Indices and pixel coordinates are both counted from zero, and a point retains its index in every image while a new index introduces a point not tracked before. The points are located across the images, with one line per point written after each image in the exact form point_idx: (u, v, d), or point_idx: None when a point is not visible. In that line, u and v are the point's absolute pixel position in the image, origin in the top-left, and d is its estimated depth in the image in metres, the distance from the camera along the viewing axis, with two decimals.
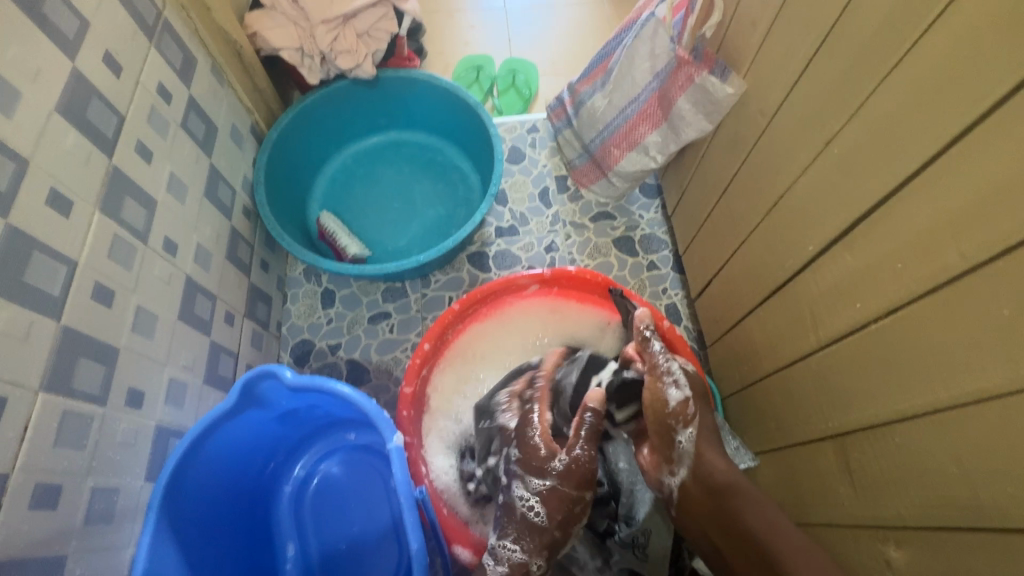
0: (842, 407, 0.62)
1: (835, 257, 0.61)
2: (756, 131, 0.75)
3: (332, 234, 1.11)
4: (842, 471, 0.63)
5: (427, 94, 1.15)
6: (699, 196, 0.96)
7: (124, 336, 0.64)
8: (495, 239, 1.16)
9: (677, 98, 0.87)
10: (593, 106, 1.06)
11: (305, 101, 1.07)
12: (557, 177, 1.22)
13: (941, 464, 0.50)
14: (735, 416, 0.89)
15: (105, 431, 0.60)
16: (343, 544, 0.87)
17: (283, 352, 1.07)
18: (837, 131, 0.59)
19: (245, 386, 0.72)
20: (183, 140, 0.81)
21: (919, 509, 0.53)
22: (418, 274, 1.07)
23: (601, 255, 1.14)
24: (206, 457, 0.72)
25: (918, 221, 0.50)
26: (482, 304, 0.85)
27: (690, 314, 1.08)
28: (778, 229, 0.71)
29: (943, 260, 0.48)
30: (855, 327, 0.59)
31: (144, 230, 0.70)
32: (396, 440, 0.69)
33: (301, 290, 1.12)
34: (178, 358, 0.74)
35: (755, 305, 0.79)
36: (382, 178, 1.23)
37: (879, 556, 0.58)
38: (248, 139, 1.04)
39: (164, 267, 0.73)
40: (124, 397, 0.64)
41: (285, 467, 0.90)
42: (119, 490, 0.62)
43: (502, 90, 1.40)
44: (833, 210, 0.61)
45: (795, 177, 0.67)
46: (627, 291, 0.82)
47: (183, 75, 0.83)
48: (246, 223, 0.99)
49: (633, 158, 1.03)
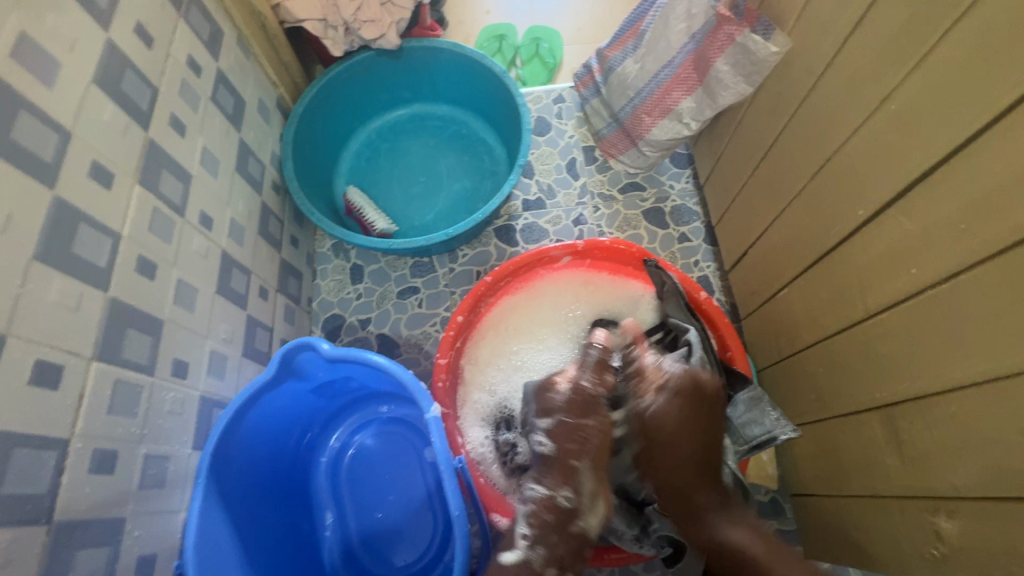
0: (889, 376, 0.61)
1: (889, 221, 0.58)
2: (801, 93, 0.72)
3: (360, 209, 1.11)
4: (889, 442, 0.62)
5: (452, 64, 1.13)
6: (735, 164, 0.93)
7: (168, 308, 0.66)
8: (522, 212, 1.15)
9: (715, 59, 0.84)
10: (624, 71, 1.03)
11: (331, 74, 1.07)
12: (585, 148, 1.19)
13: (999, 431, 0.49)
14: (772, 389, 0.87)
15: (154, 399, 0.61)
16: (381, 513, 0.90)
17: (315, 326, 1.08)
18: (894, 87, 0.56)
19: (283, 358, 0.73)
20: (213, 114, 0.81)
21: (976, 478, 0.52)
22: (445, 248, 1.07)
23: (631, 227, 1.12)
24: (249, 426, 0.74)
25: (985, 180, 0.47)
26: (515, 277, 0.85)
27: (723, 286, 1.06)
28: (824, 195, 0.69)
29: (1013, 220, 0.45)
30: (908, 294, 0.57)
31: (181, 204, 0.71)
32: (434, 410, 0.69)
33: (330, 266, 1.12)
34: (217, 331, 0.76)
35: (796, 275, 0.77)
36: (407, 153, 1.22)
37: (928, 527, 0.57)
38: (275, 113, 1.03)
39: (200, 241, 0.74)
40: (170, 367, 0.65)
41: (322, 437, 0.92)
42: (169, 457, 0.64)
43: (526, 59, 1.36)
44: (888, 171, 0.58)
45: (845, 139, 0.64)
46: (662, 261, 0.80)
47: (211, 48, 0.83)
48: (276, 198, 0.99)
49: (666, 126, 1.00)
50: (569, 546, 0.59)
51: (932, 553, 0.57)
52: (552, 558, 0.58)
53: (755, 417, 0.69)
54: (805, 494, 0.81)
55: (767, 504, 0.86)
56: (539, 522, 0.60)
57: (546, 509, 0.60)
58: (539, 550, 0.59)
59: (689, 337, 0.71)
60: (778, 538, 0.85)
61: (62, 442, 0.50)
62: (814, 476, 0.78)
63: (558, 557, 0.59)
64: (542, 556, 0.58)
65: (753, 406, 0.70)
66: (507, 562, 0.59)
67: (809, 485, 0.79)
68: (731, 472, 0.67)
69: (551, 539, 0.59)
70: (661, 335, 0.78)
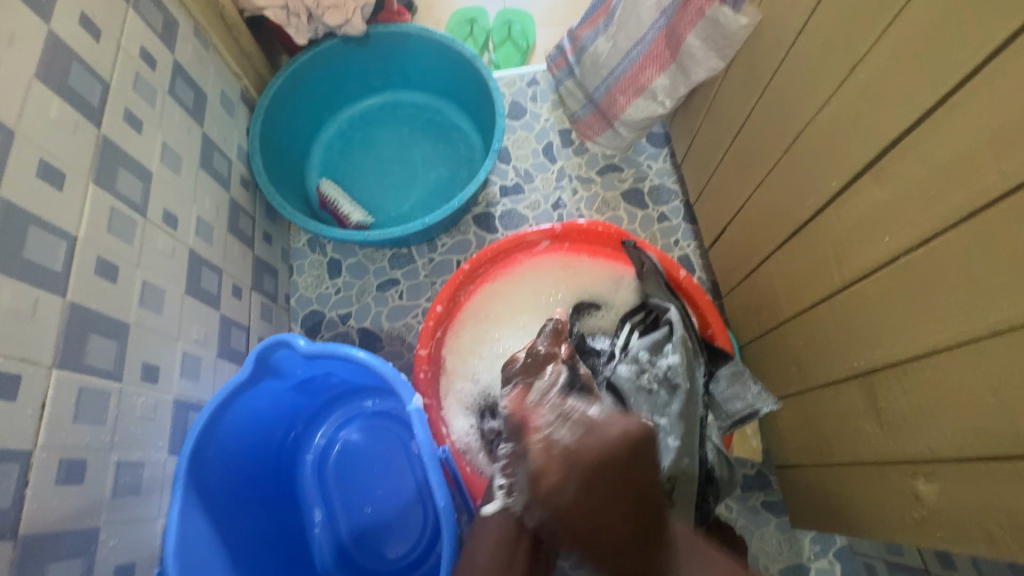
0: (867, 345, 0.61)
1: (862, 190, 0.58)
2: (772, 65, 0.71)
3: (334, 202, 1.09)
4: (867, 409, 0.62)
5: (421, 49, 1.11)
6: (711, 140, 0.93)
7: (133, 311, 0.63)
8: (501, 199, 1.13)
9: (686, 35, 0.83)
10: (596, 50, 1.02)
11: (296, 63, 1.03)
12: (561, 131, 1.18)
13: (974, 393, 0.49)
14: (753, 364, 0.88)
15: (123, 405, 0.60)
16: (370, 508, 0.89)
17: (294, 324, 1.06)
18: (863, 55, 0.55)
19: (259, 356, 0.71)
20: (172, 108, 0.78)
21: (952, 441, 0.52)
22: (423, 238, 1.05)
23: (610, 209, 1.11)
24: (227, 428, 0.72)
25: (954, 144, 0.47)
26: (493, 263, 0.83)
27: (703, 265, 1.06)
28: (798, 167, 0.68)
29: (982, 183, 0.45)
30: (882, 262, 0.57)
31: (142, 202, 0.68)
32: (415, 401, 0.68)
33: (307, 261, 1.10)
34: (189, 333, 0.74)
35: (774, 249, 0.77)
36: (381, 142, 1.19)
37: (907, 490, 0.58)
38: (239, 106, 1.00)
39: (165, 240, 0.72)
40: (140, 371, 0.63)
41: (306, 436, 0.91)
42: (144, 463, 0.62)
43: (498, 43, 1.34)
44: (860, 140, 0.57)
45: (816, 110, 0.64)
46: (640, 241, 0.80)
47: (165, 38, 0.79)
48: (245, 194, 0.97)
49: (641, 105, 0.99)
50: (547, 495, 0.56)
51: (911, 515, 0.58)
52: (529, 504, 0.55)
53: (738, 392, 0.70)
54: (789, 465, 0.82)
55: (753, 477, 0.87)
56: (512, 471, 0.56)
57: (518, 457, 0.56)
58: (515, 496, 0.55)
59: (670, 316, 0.70)
60: (765, 510, 0.86)
61: (25, 454, 0.48)
62: (796, 447, 0.79)
63: (535, 508, 0.56)
64: (519, 503, 0.55)
65: (736, 381, 0.70)
66: (488, 514, 0.57)
67: (793, 455, 0.80)
68: (714, 447, 0.68)
69: (526, 484, 0.56)
70: (642, 316, 0.77)
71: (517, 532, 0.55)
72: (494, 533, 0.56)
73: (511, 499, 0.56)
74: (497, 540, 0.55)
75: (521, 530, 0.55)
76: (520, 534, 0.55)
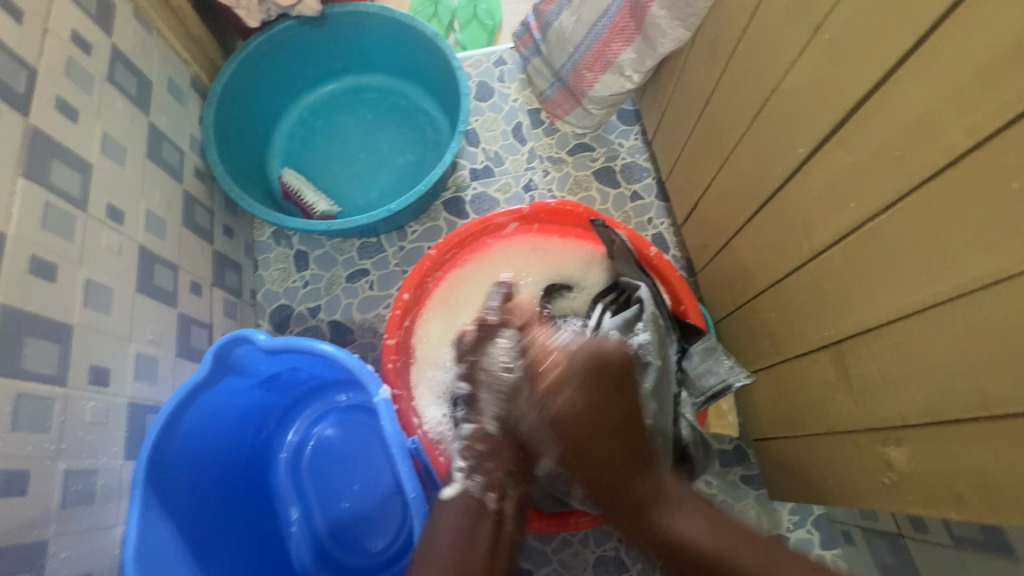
0: (836, 314, 0.60)
1: (828, 156, 0.57)
2: (736, 32, 0.70)
3: (297, 192, 1.05)
4: (839, 379, 0.62)
5: (382, 29, 1.07)
6: (680, 114, 0.91)
7: (76, 312, 0.60)
8: (471, 182, 1.10)
9: (651, 5, 0.81)
10: (560, 26, 0.99)
11: (249, 48, 0.99)
12: (530, 111, 1.15)
13: (940, 357, 0.49)
14: (728, 339, 0.88)
15: (70, 411, 0.56)
16: (348, 503, 0.87)
17: (262, 319, 1.03)
18: (825, 16, 0.54)
19: (217, 354, 0.68)
20: (112, 96, 0.74)
21: (920, 406, 0.52)
22: (392, 226, 1.02)
23: (582, 189, 1.10)
24: (189, 429, 0.69)
25: (916, 103, 0.46)
26: (461, 249, 0.81)
27: (677, 242, 1.05)
28: (765, 137, 0.67)
29: (944, 141, 0.44)
30: (849, 228, 0.56)
31: (81, 196, 0.64)
32: (383, 392, 0.66)
33: (272, 255, 1.06)
34: (143, 332, 0.70)
35: (744, 222, 0.76)
36: (345, 129, 1.15)
37: (878, 457, 0.58)
38: (190, 94, 0.95)
39: (110, 236, 0.68)
40: (87, 375, 0.60)
41: (278, 434, 0.89)
42: (97, 471, 0.59)
43: (464, 23, 1.29)
44: (824, 105, 0.56)
45: (781, 76, 0.62)
46: (609, 220, 0.78)
47: (101, 21, 0.74)
48: (201, 186, 0.92)
49: (608, 80, 0.96)
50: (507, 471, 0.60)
51: (882, 482, 0.58)
52: (490, 484, 0.60)
53: (710, 367, 0.69)
54: (765, 438, 0.82)
55: (731, 452, 0.87)
56: (473, 453, 0.61)
57: (478, 440, 0.61)
58: (477, 478, 0.61)
59: (640, 295, 0.70)
60: (745, 484, 0.87)
61: None
62: (772, 420, 0.79)
63: (497, 483, 0.60)
64: (481, 483, 0.60)
65: (708, 357, 0.69)
66: (447, 497, 0.60)
67: (768, 428, 0.80)
68: (689, 424, 0.67)
69: (488, 467, 0.60)
70: (614, 296, 0.76)
71: (478, 506, 0.60)
72: (451, 513, 0.59)
73: (477, 480, 0.61)
74: (459, 518, 0.58)
75: (484, 503, 0.60)
76: (480, 511, 0.59)
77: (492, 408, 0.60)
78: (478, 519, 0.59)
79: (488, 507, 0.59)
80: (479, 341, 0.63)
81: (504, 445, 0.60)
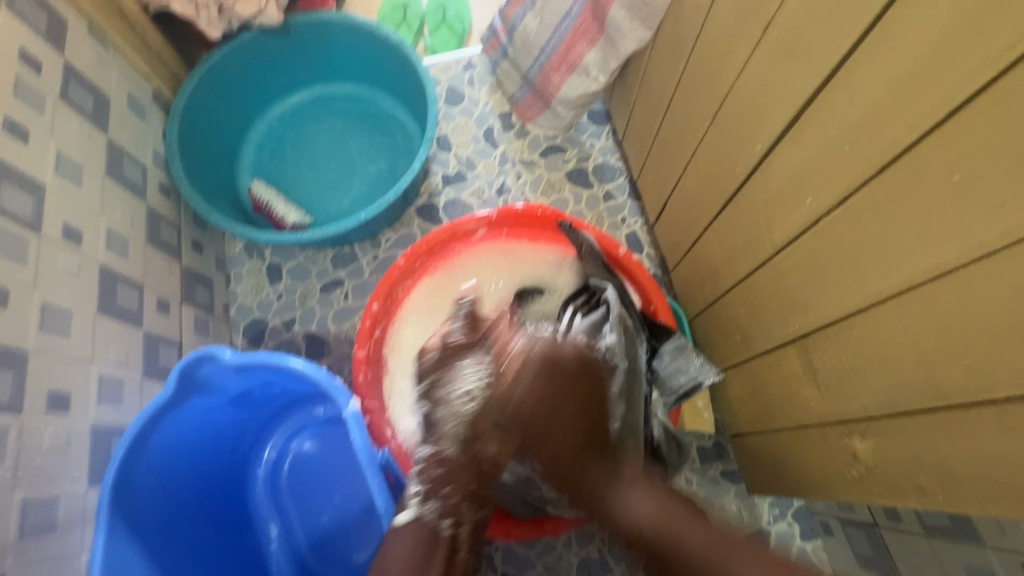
0: (800, 309, 0.61)
1: (784, 153, 0.57)
2: (694, 31, 0.70)
3: (267, 205, 1.04)
4: (806, 373, 0.62)
5: (348, 37, 1.06)
6: (646, 114, 0.91)
7: (31, 338, 0.59)
8: (443, 188, 1.10)
9: (611, 6, 0.81)
10: (525, 29, 0.99)
11: (211, 60, 0.97)
12: (501, 114, 1.15)
13: (897, 349, 0.49)
14: (701, 336, 0.88)
15: (27, 440, 0.56)
16: (327, 517, 0.86)
17: (235, 334, 1.01)
18: (774, 13, 0.54)
19: (182, 373, 0.67)
20: (66, 115, 0.72)
21: (882, 398, 0.52)
22: (365, 235, 1.01)
23: (555, 191, 1.09)
24: (157, 451, 0.68)
25: (860, 100, 0.46)
26: (430, 256, 0.81)
27: (651, 241, 1.05)
28: (726, 134, 0.67)
29: (889, 136, 0.44)
30: (807, 224, 0.56)
31: (34, 219, 0.63)
32: (352, 405, 0.66)
33: (244, 268, 1.05)
34: (105, 355, 0.69)
35: (711, 220, 0.77)
36: (315, 138, 1.14)
37: (846, 450, 0.59)
38: (152, 109, 0.94)
39: (68, 257, 0.67)
40: (45, 401, 0.59)
41: (254, 450, 0.87)
42: (59, 499, 0.59)
43: (433, 27, 1.29)
44: (777, 102, 0.56)
45: (737, 74, 0.62)
46: (577, 222, 0.78)
47: (52, 39, 0.73)
48: (166, 202, 0.91)
49: (575, 82, 0.96)
50: (463, 492, 0.57)
51: (851, 474, 0.59)
52: (445, 509, 0.57)
53: (681, 366, 0.70)
54: (741, 434, 0.82)
55: (711, 449, 0.88)
56: (428, 478, 0.58)
57: (435, 464, 0.58)
58: (432, 504, 0.57)
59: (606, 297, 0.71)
60: (724, 480, 0.87)
61: None
62: (747, 416, 0.79)
63: (451, 508, 0.57)
64: (434, 509, 0.57)
65: (679, 355, 0.70)
66: (402, 522, 0.57)
67: (743, 424, 0.81)
68: (660, 424, 0.69)
69: (443, 491, 0.57)
70: (586, 299, 0.75)
71: (432, 535, 0.56)
72: (407, 541, 0.56)
73: (431, 505, 0.57)
74: (413, 547, 0.56)
75: (437, 530, 0.56)
76: (436, 539, 0.56)
77: (454, 426, 0.59)
78: (433, 548, 0.56)
79: (443, 534, 0.56)
80: (441, 359, 0.65)
81: (462, 468, 0.57)
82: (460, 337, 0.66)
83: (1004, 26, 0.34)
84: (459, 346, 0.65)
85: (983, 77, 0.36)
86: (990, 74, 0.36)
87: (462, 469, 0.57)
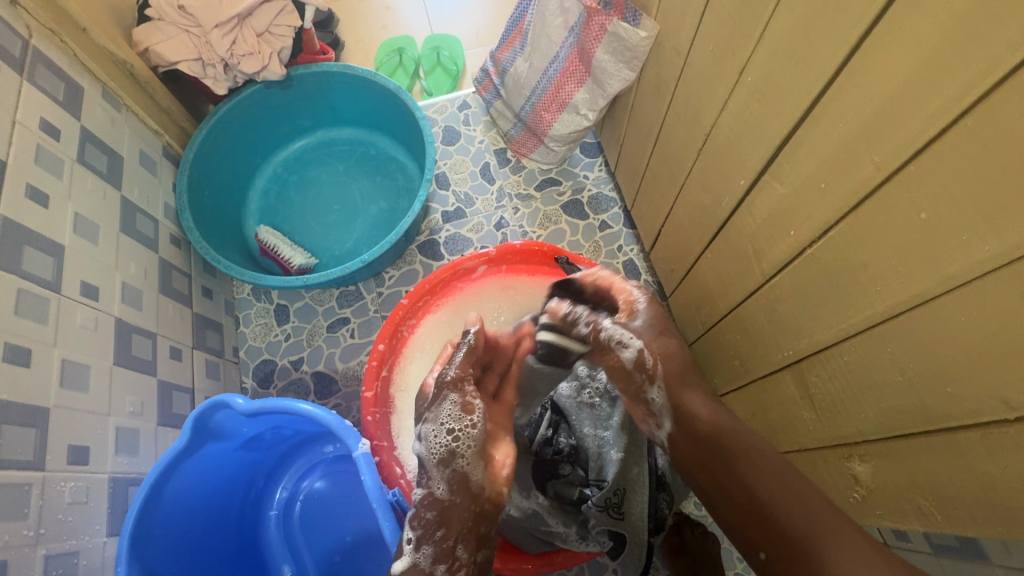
0: (794, 335, 0.63)
1: (766, 187, 0.60)
2: (675, 73, 0.74)
3: (273, 248, 1.07)
4: (803, 397, 0.64)
5: (347, 85, 1.11)
6: (636, 147, 0.94)
7: (53, 394, 0.62)
8: (443, 225, 1.13)
9: (595, 50, 0.86)
10: (516, 71, 1.04)
11: (217, 115, 1.02)
12: (496, 151, 1.19)
13: (887, 374, 0.51)
14: (702, 361, 0.89)
15: (48, 495, 0.58)
16: (340, 557, 0.86)
17: (245, 377, 1.03)
18: (747, 59, 0.58)
19: (196, 421, 0.69)
20: (83, 176, 0.76)
21: (877, 421, 0.54)
22: (369, 274, 1.04)
23: (552, 223, 1.13)
24: (173, 498, 0.70)
25: (830, 141, 0.49)
26: (432, 295, 0.84)
27: (648, 267, 1.08)
28: (711, 168, 0.70)
29: (859, 175, 0.47)
30: (793, 254, 0.58)
31: (55, 279, 0.66)
32: (362, 446, 0.68)
33: (253, 310, 1.08)
34: (122, 406, 0.71)
35: (703, 248, 0.79)
36: (317, 182, 1.18)
37: (847, 473, 0.60)
38: (162, 163, 0.98)
39: (86, 313, 0.70)
40: (65, 456, 0.61)
41: (266, 491, 0.89)
42: (79, 551, 0.61)
43: (428, 70, 1.34)
44: (756, 141, 0.59)
45: (718, 113, 0.66)
46: (574, 256, 0.81)
47: (69, 106, 0.77)
48: (177, 252, 0.94)
49: (566, 119, 1.01)
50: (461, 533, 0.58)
51: (854, 496, 0.60)
52: (439, 555, 0.57)
53: None
54: None
55: None
56: (421, 522, 0.59)
57: (427, 507, 0.59)
58: (426, 549, 0.58)
59: None
60: None
61: None
62: None
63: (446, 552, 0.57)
64: (430, 555, 0.57)
65: None
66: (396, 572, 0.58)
67: None
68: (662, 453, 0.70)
69: (433, 535, 0.58)
70: None
71: None
72: None
73: (424, 550, 0.58)
74: None
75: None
76: None
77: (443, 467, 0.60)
78: None
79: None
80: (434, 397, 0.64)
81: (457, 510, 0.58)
82: (458, 370, 0.65)
83: (955, 76, 0.37)
84: (454, 381, 0.64)
85: (941, 122, 0.39)
86: (946, 120, 0.39)
87: (450, 505, 0.58)
